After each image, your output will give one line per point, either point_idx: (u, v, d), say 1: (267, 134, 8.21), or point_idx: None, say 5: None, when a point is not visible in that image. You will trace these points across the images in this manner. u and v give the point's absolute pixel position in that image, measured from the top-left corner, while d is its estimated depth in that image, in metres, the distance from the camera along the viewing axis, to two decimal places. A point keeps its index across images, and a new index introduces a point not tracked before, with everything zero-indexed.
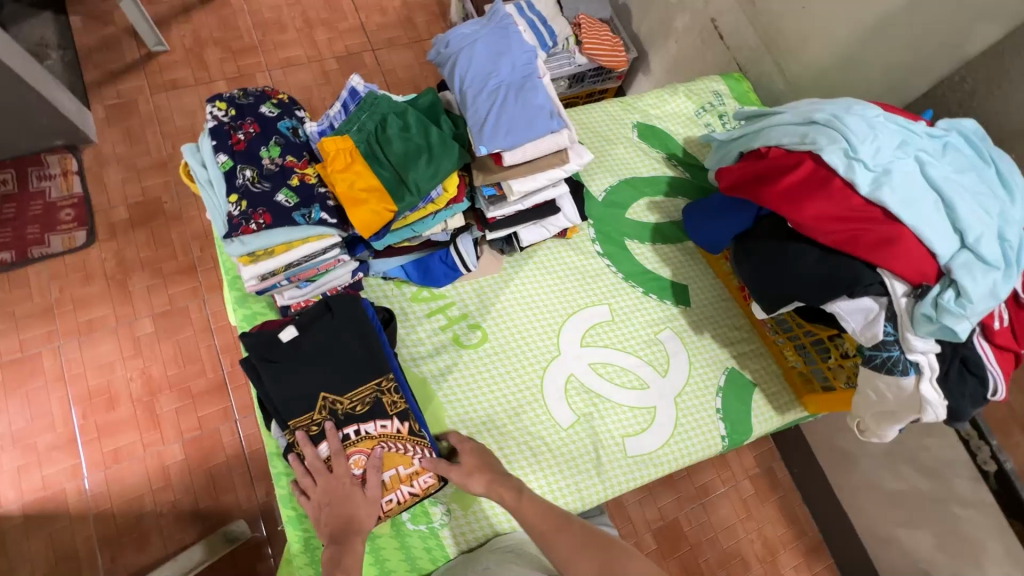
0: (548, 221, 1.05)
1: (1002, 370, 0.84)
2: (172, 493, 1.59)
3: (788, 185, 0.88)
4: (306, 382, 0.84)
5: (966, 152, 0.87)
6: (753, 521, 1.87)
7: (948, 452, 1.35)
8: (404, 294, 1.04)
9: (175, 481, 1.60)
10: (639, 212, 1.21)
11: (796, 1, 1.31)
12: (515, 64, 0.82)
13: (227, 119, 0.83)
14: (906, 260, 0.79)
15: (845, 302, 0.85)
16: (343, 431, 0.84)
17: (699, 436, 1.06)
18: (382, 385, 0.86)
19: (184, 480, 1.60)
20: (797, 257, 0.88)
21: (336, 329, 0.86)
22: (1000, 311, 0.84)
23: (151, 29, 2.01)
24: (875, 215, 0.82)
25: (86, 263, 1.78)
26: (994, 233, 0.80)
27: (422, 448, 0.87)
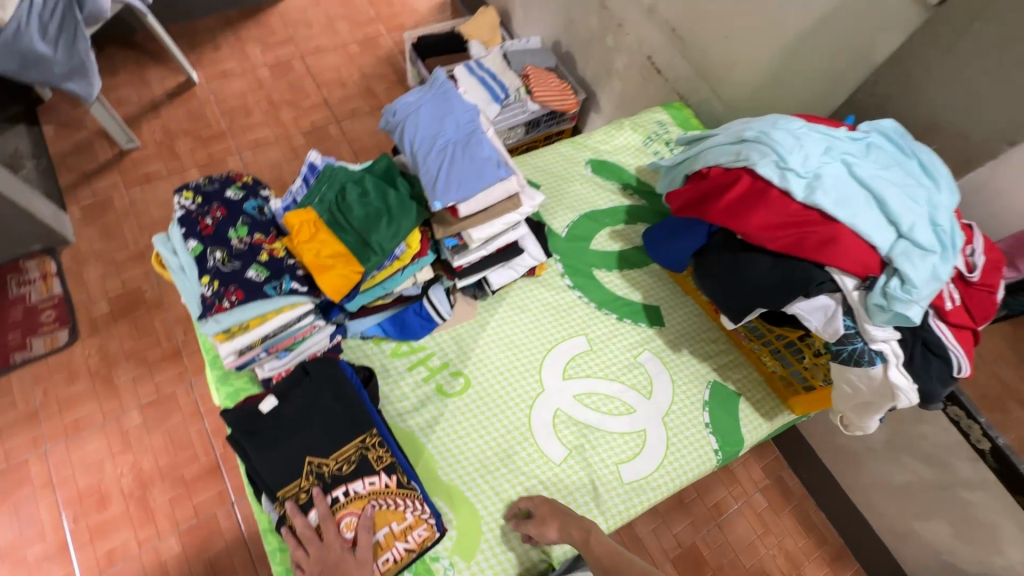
0: (515, 262, 1.09)
1: (963, 348, 0.87)
2: None
3: (730, 201, 0.93)
4: (291, 450, 0.86)
5: (888, 150, 0.94)
6: (772, 535, 1.83)
7: (943, 436, 1.36)
8: (383, 351, 1.06)
9: None
10: (603, 242, 1.25)
11: (719, 32, 1.42)
12: (459, 123, 0.88)
13: (194, 207, 0.87)
14: (850, 256, 0.84)
15: (803, 302, 0.89)
16: (332, 495, 0.85)
17: (692, 454, 1.07)
18: (366, 442, 0.88)
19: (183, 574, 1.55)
20: (751, 266, 0.92)
21: (315, 392, 0.90)
22: (949, 292, 0.89)
23: (122, 129, 2.10)
24: (814, 217, 0.87)
25: (70, 361, 1.78)
26: (925, 220, 0.85)
27: (413, 500, 0.87)
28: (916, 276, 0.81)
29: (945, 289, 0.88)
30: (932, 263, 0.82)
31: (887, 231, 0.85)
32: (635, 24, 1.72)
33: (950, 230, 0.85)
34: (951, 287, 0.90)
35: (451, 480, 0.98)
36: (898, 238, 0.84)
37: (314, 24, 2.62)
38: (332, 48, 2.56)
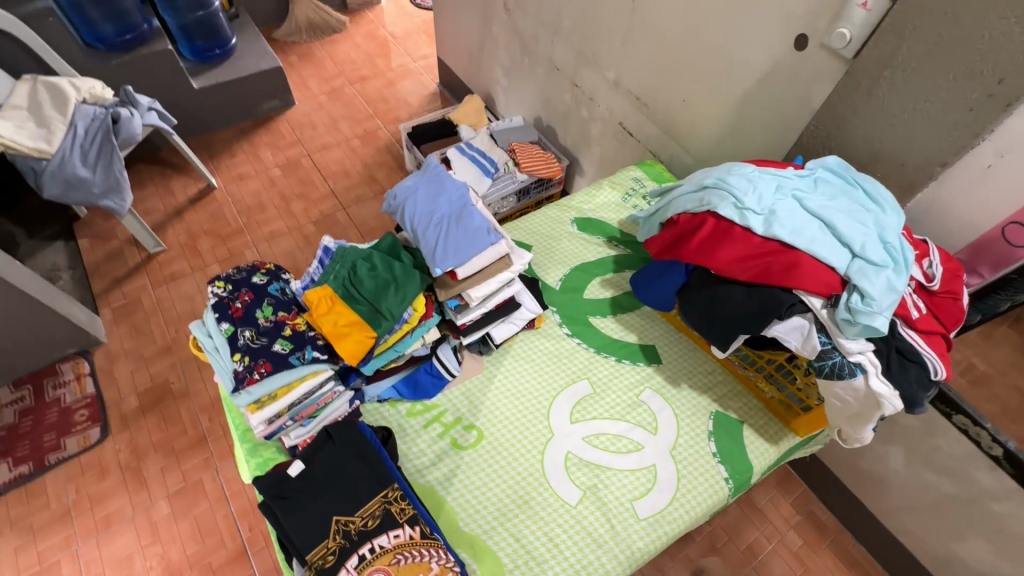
0: (515, 316, 1.19)
1: (935, 352, 0.93)
2: None
3: (699, 242, 1.04)
4: (319, 510, 0.92)
5: (835, 182, 1.05)
6: (812, 575, 1.77)
7: (957, 448, 1.37)
8: (399, 412, 1.13)
9: None
10: (595, 290, 1.35)
11: (677, 97, 1.60)
12: (452, 199, 1.01)
13: (226, 293, 0.99)
14: (813, 278, 0.93)
15: (779, 324, 0.96)
16: (359, 552, 0.89)
17: (704, 485, 1.10)
18: (389, 496, 0.94)
19: None
20: (727, 297, 1.01)
21: (338, 453, 0.97)
22: (913, 302, 0.96)
23: (149, 235, 2.30)
24: (776, 247, 0.97)
25: (101, 457, 1.85)
26: (875, 240, 0.95)
27: (438, 549, 0.91)
28: (874, 289, 0.89)
29: (908, 300, 0.96)
30: (887, 277, 0.90)
31: (842, 253, 0.94)
32: (604, 97, 1.91)
33: (900, 247, 0.94)
34: (915, 297, 0.98)
35: (472, 531, 1.02)
36: (853, 259, 0.93)
37: (319, 125, 2.90)
38: (337, 144, 2.82)
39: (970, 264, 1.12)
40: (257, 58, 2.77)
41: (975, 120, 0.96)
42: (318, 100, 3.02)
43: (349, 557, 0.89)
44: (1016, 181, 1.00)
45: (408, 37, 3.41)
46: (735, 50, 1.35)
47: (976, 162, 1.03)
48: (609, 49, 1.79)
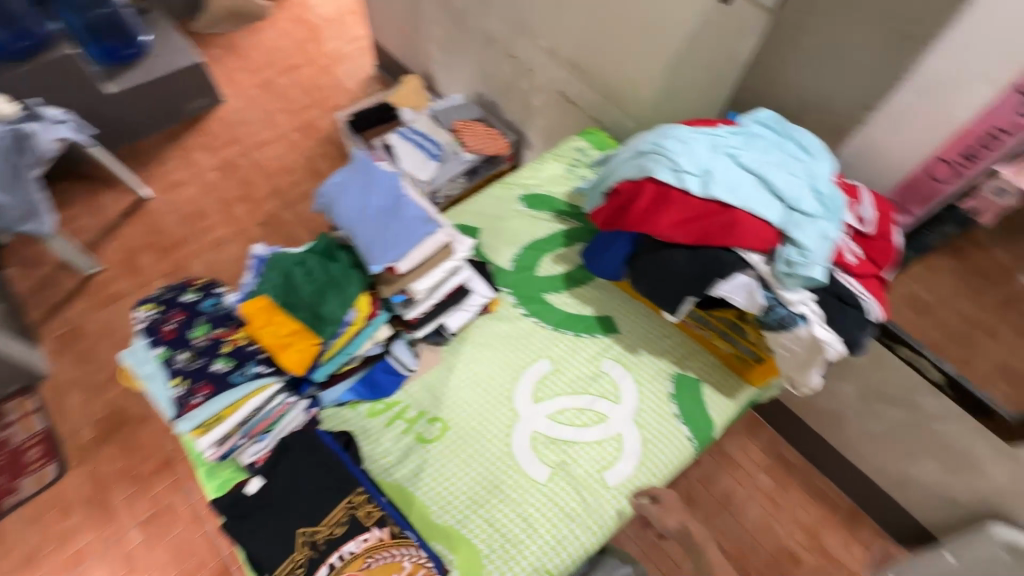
0: (467, 303, 1.17)
1: (872, 293, 0.97)
2: None
3: (642, 208, 1.03)
4: (283, 525, 0.91)
5: (767, 135, 1.05)
6: (784, 512, 1.86)
7: (904, 379, 1.44)
8: (360, 413, 1.11)
9: None
10: (548, 267, 1.34)
11: (614, 61, 1.57)
12: (383, 192, 0.97)
13: (155, 316, 0.93)
14: (751, 235, 0.94)
15: (725, 284, 0.96)
16: (328, 561, 0.89)
17: (668, 446, 1.13)
18: (353, 500, 0.93)
19: None
20: (672, 262, 1.01)
21: (297, 464, 0.95)
22: (849, 247, 0.99)
23: (82, 256, 2.16)
24: (714, 208, 0.97)
25: (63, 494, 1.77)
26: (808, 190, 0.96)
27: (409, 547, 0.91)
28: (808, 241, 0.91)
29: (845, 246, 0.98)
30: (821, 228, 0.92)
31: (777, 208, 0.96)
32: (542, 66, 1.87)
33: (831, 195, 0.96)
34: (851, 243, 1.00)
35: (446, 522, 1.02)
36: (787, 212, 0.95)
37: (253, 121, 2.75)
38: (274, 139, 2.69)
39: (901, 204, 1.16)
40: (174, 54, 2.58)
41: (894, 62, 0.97)
42: (249, 94, 2.86)
43: (318, 567, 0.88)
44: (937, 119, 1.02)
45: (338, 17, 3.24)
46: (663, 9, 1.33)
47: (898, 104, 1.04)
48: (541, 15, 1.73)
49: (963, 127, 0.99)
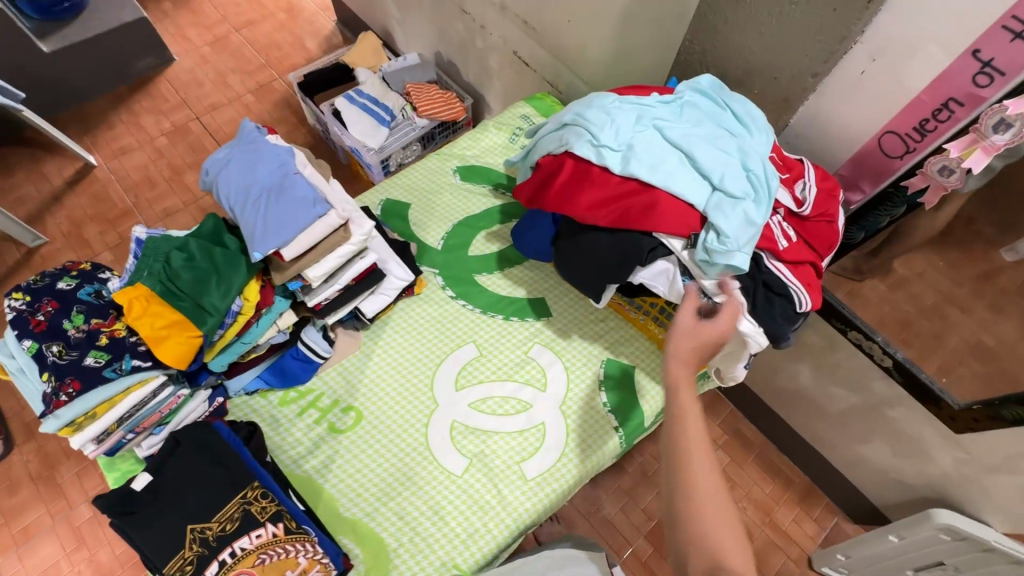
0: (385, 286, 1.10)
1: (803, 283, 0.89)
2: None
3: (561, 186, 0.94)
4: (170, 522, 0.86)
5: (702, 105, 0.95)
6: (739, 488, 1.85)
7: (856, 361, 1.38)
8: (271, 402, 1.06)
9: None
10: (480, 245, 1.26)
11: (562, 17, 1.44)
12: (269, 168, 0.88)
13: (24, 305, 0.86)
14: (669, 219, 0.86)
15: (644, 272, 0.91)
16: (220, 557, 0.85)
17: (594, 436, 1.08)
18: (248, 495, 0.89)
19: None
20: (594, 245, 0.93)
21: (188, 459, 0.90)
22: (780, 231, 0.91)
23: (24, 228, 2.08)
24: (632, 188, 0.88)
25: (9, 471, 1.75)
26: (737, 168, 0.87)
27: (305, 544, 0.88)
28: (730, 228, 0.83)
29: (775, 230, 0.90)
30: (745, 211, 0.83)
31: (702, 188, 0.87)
32: (494, 23, 1.73)
33: (763, 173, 0.87)
34: (784, 226, 0.92)
35: (354, 515, 0.98)
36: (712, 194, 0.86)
37: (205, 83, 2.60)
38: (228, 102, 2.55)
39: (852, 180, 1.07)
40: (114, 8, 2.40)
41: (838, 21, 0.87)
42: (200, 53, 2.69)
43: (208, 564, 0.85)
44: (888, 88, 0.92)
45: None
46: None
47: (851, 67, 0.94)
48: None
49: (915, 97, 0.89)
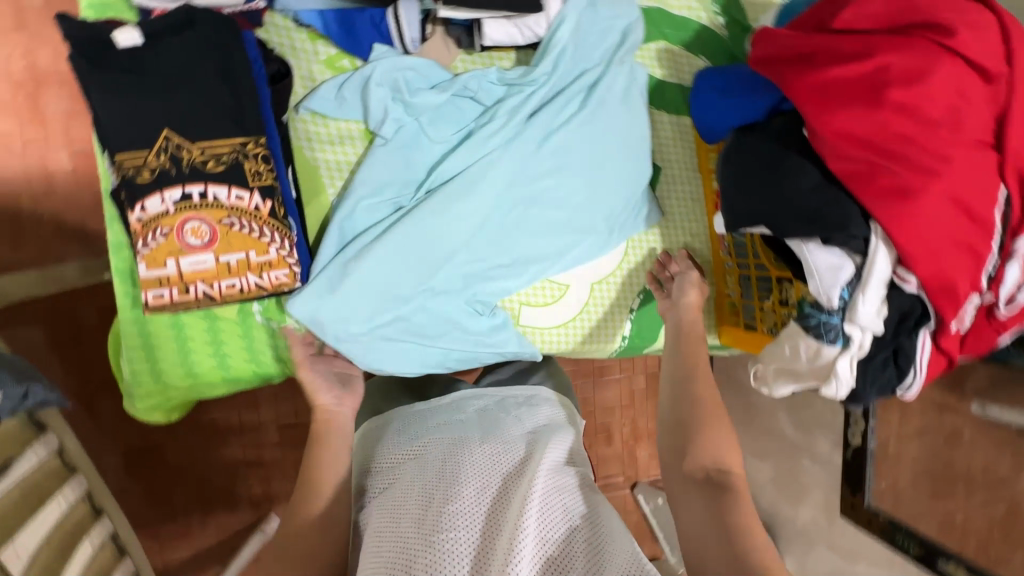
0: (523, 20, 0.83)
1: (926, 373, 0.76)
2: (57, 205, 1.20)
3: (832, 79, 0.66)
4: (146, 111, 0.67)
5: (421, 133, 0.84)
6: (632, 409, 2.01)
7: (828, 416, 1.37)
8: (316, 54, 0.81)
9: (62, 193, 1.20)
10: (646, 56, 0.95)
11: None
12: None
13: None
14: (908, 224, 0.64)
15: (817, 249, 0.70)
16: (186, 189, 0.69)
17: (600, 329, 1.00)
18: (247, 148, 0.70)
19: (73, 196, 1.21)
20: (791, 177, 0.71)
21: (189, 54, 0.67)
22: (964, 313, 0.72)
23: None
24: (908, 155, 0.64)
25: None
26: (400, 163, 0.84)
27: (281, 237, 0.73)
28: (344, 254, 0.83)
29: (964, 309, 0.71)
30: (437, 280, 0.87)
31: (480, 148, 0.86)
32: None
33: (396, 117, 0.82)
34: (972, 311, 0.74)
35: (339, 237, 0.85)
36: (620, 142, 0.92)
37: None
38: None
39: None
40: None
41: None
42: None
43: (172, 188, 0.69)
44: None
45: None
46: None
47: None
48: None
49: None
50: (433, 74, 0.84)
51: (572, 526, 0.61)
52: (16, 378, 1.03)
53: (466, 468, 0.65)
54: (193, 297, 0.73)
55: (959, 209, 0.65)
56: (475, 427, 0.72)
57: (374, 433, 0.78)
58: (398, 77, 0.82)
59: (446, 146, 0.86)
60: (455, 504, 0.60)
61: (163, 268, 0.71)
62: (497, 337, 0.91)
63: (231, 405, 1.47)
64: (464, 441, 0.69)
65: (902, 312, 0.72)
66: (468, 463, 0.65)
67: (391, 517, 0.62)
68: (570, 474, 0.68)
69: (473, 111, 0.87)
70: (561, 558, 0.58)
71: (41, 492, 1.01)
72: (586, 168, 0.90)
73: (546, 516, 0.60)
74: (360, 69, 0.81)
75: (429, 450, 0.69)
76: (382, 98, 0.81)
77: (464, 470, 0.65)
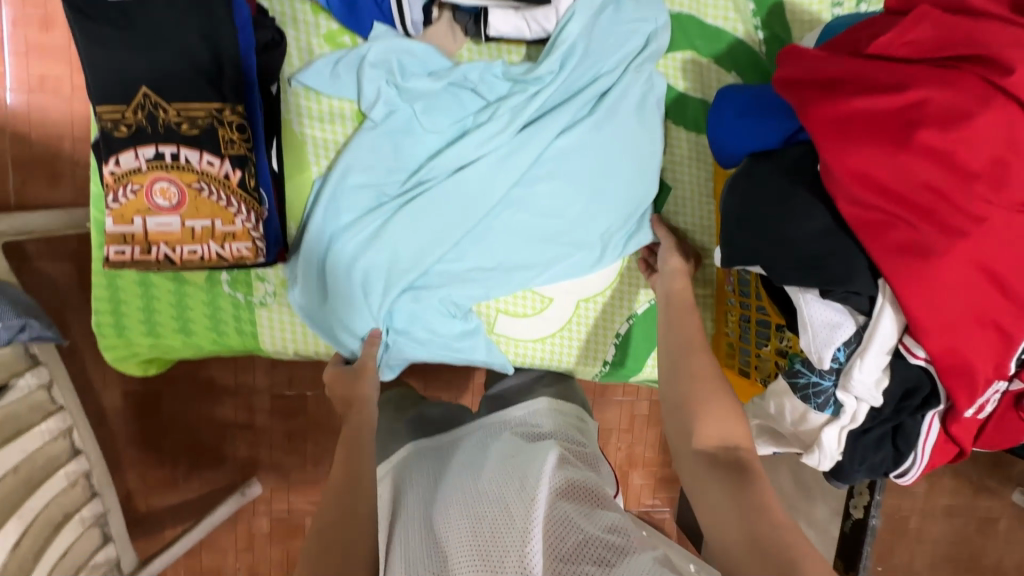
0: (532, 13, 0.79)
1: (930, 459, 0.66)
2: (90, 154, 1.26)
3: (855, 111, 0.58)
4: (129, 66, 0.66)
5: (415, 121, 0.80)
6: (630, 435, 1.92)
7: (832, 480, 1.25)
8: (317, 27, 0.79)
9: None
10: (669, 66, 0.88)
11: None
12: None
13: None
14: (922, 288, 0.55)
15: (813, 301, 0.62)
16: (159, 149, 0.69)
17: (581, 350, 0.94)
18: (223, 114, 0.68)
19: None
20: (795, 217, 0.62)
21: (176, 13, 0.66)
22: (984, 399, 0.63)
23: None
24: (933, 208, 0.55)
25: None
26: (388, 150, 0.81)
27: (249, 209, 0.72)
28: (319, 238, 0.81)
29: (984, 396, 0.62)
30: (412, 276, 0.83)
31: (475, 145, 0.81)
32: None
33: (389, 101, 0.79)
34: (994, 398, 0.64)
35: None
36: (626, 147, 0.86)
37: None
38: None
39: None
40: None
41: None
42: None
43: (145, 146, 0.68)
44: None
45: None
46: None
47: None
48: None
49: None
50: (433, 60, 0.80)
51: (584, 536, 0.55)
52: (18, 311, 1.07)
53: (462, 499, 0.62)
54: (155, 258, 0.72)
55: (987, 278, 0.56)
56: (468, 460, 0.70)
57: (395, 473, 0.77)
58: (398, 61, 0.79)
59: (440, 139, 0.82)
60: (465, 540, 0.57)
61: (129, 225, 0.70)
62: (467, 343, 0.87)
63: (228, 366, 1.48)
64: (456, 479, 0.67)
65: (907, 388, 0.63)
66: (475, 493, 0.62)
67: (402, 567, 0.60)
68: (577, 481, 0.63)
69: (473, 103, 0.82)
70: (575, 569, 0.52)
71: (21, 422, 1.04)
72: (587, 179, 0.84)
73: (552, 531, 0.55)
74: (357, 47, 0.79)
75: (442, 490, 0.67)
76: (376, 81, 0.78)
77: (467, 499, 0.62)
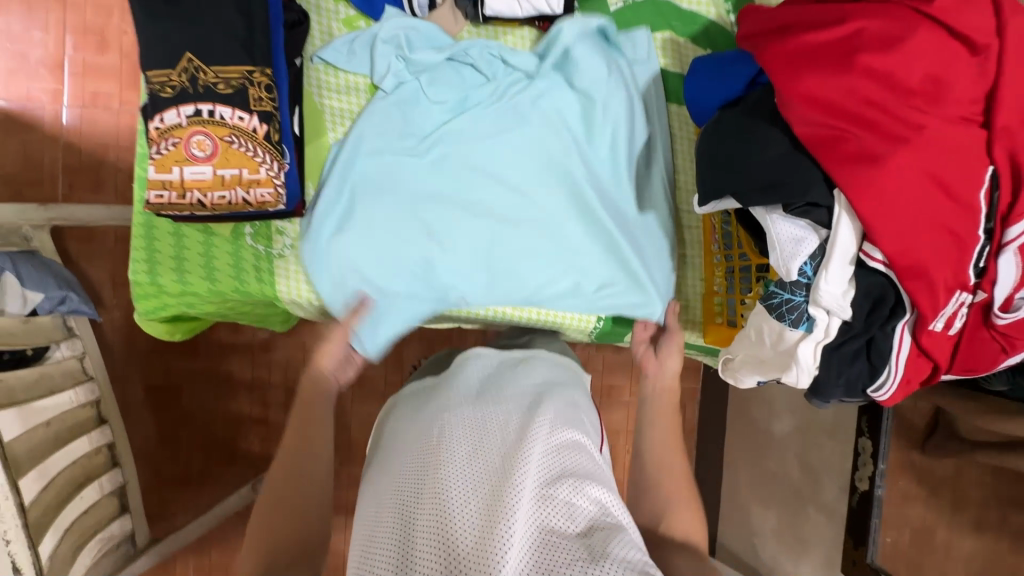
0: None
1: (906, 375, 0.69)
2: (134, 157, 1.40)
3: (802, 45, 0.65)
4: (176, 36, 0.78)
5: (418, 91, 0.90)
6: None
7: (836, 459, 1.23)
8: (337, 14, 0.91)
9: None
10: (649, 45, 0.98)
11: None
12: None
13: None
14: (873, 192, 0.60)
15: (777, 219, 0.68)
16: (197, 106, 0.79)
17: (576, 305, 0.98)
18: (254, 76, 0.79)
19: None
20: (757, 145, 0.69)
21: None
22: (949, 311, 0.66)
23: None
24: (875, 120, 0.61)
25: None
26: (395, 115, 0.90)
27: (272, 159, 0.81)
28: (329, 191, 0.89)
29: (947, 305, 0.65)
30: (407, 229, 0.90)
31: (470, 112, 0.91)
32: None
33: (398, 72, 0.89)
34: (961, 311, 0.67)
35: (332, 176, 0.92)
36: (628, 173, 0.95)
37: None
38: None
39: None
40: None
41: None
42: None
43: (186, 104, 0.79)
44: None
45: None
46: None
47: None
48: None
49: None
50: (437, 39, 0.91)
51: (570, 490, 0.58)
52: (59, 285, 1.21)
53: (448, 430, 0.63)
54: (188, 203, 0.81)
55: (933, 184, 0.61)
56: (474, 390, 0.72)
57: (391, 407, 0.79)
58: (410, 41, 0.90)
59: (441, 108, 0.91)
60: (448, 469, 0.58)
61: (168, 173, 0.80)
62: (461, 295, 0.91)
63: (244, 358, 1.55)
64: (459, 403, 0.68)
65: (873, 299, 0.67)
66: (462, 428, 0.63)
67: (389, 477, 0.62)
68: (569, 434, 0.64)
69: (473, 77, 0.92)
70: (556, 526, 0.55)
71: (54, 384, 1.12)
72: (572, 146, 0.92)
73: (542, 481, 0.57)
74: (370, 28, 0.90)
75: (427, 416, 0.68)
76: (386, 56, 0.89)
77: (455, 431, 0.63)
